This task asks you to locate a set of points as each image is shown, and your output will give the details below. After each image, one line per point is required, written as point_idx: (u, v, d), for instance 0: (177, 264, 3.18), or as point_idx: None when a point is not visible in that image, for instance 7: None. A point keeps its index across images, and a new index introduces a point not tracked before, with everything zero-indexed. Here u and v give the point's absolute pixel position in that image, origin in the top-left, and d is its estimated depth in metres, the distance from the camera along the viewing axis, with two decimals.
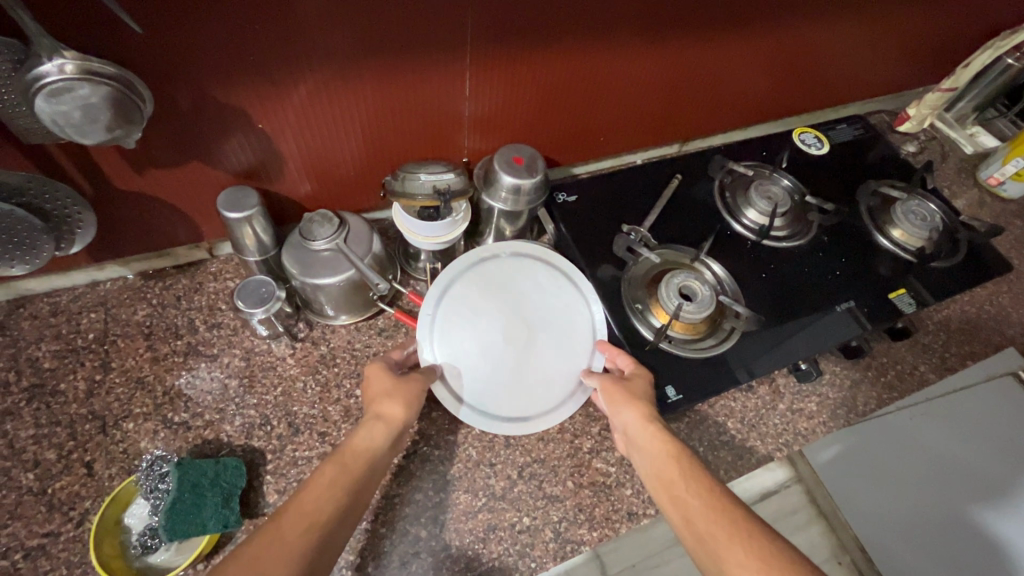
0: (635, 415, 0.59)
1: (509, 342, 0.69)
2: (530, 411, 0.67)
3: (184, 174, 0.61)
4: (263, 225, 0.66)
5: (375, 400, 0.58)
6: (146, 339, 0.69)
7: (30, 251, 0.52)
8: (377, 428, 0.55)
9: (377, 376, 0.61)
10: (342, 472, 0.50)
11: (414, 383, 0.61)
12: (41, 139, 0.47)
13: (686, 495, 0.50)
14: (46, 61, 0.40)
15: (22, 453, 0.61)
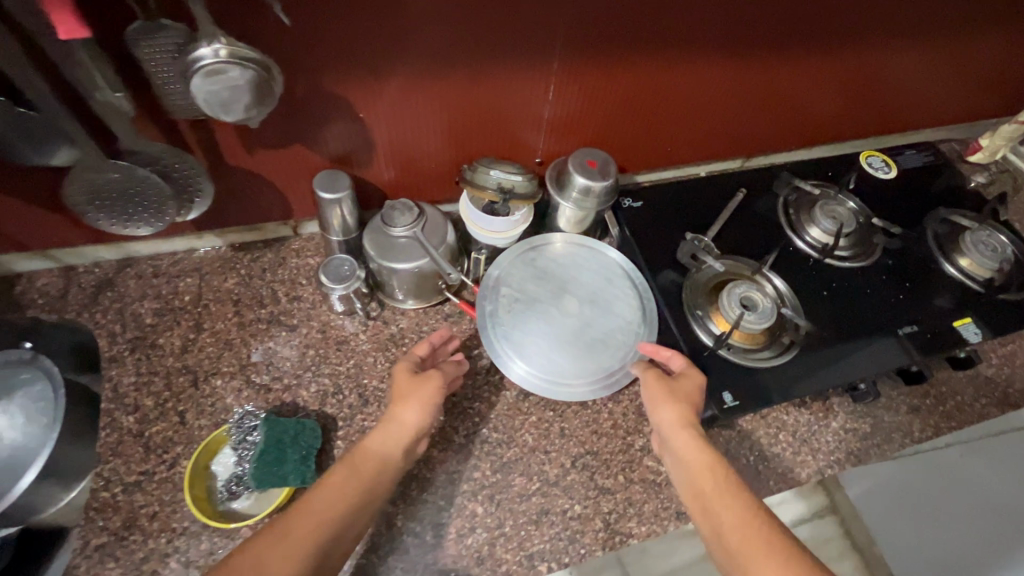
0: (671, 416, 0.61)
1: (562, 319, 0.74)
2: (575, 377, 0.71)
3: (285, 155, 0.67)
4: (350, 208, 0.70)
5: (395, 404, 0.61)
6: (235, 305, 0.75)
7: (157, 214, 0.58)
8: (390, 432, 0.59)
9: (399, 379, 0.63)
10: (354, 475, 0.55)
11: (431, 384, 0.62)
12: (185, 114, 0.52)
13: (717, 508, 0.54)
14: (206, 45, 0.45)
15: (124, 397, 0.67)
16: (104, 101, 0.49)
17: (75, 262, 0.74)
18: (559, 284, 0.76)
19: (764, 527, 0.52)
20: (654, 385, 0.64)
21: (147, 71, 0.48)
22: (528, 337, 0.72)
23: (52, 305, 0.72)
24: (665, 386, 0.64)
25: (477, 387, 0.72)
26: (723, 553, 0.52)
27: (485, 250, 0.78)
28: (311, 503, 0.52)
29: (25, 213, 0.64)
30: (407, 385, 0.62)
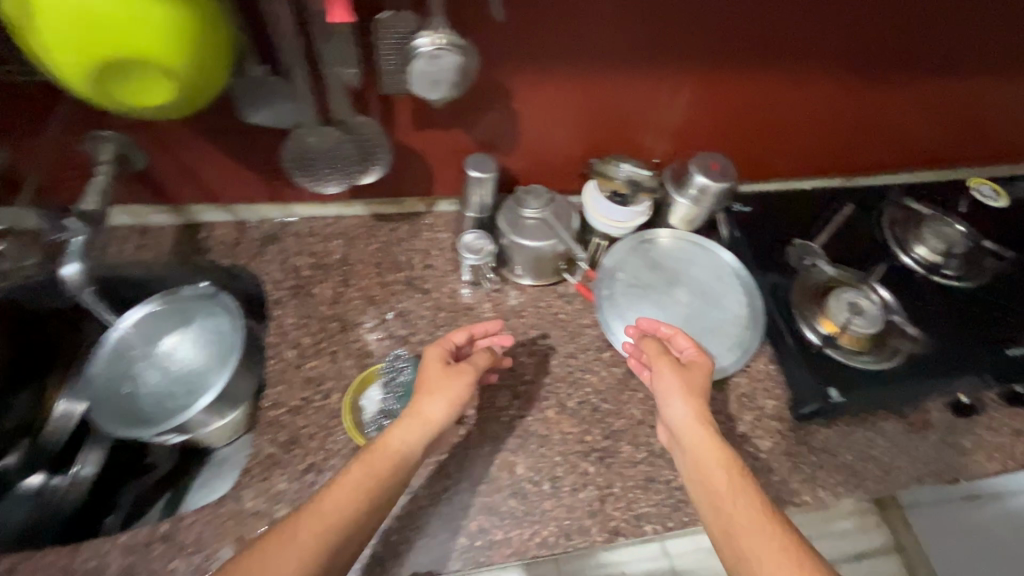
0: (688, 411, 0.62)
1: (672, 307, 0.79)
2: None
3: (443, 137, 0.75)
4: (488, 189, 0.79)
5: (422, 392, 0.63)
6: (376, 266, 0.84)
7: (348, 170, 0.67)
8: (413, 426, 0.60)
9: (431, 368, 0.65)
10: (370, 471, 0.56)
11: (462, 375, 0.64)
12: (392, 91, 0.61)
13: (729, 508, 0.54)
14: (425, 37, 0.54)
15: (285, 335, 0.76)
16: (339, 74, 0.58)
17: (247, 217, 0.85)
18: (670, 276, 0.82)
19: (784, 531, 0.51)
20: (672, 377, 0.64)
21: (378, 51, 0.57)
22: None
23: (227, 251, 0.83)
24: (685, 379, 0.64)
25: (588, 361, 0.78)
26: (731, 551, 0.52)
27: (603, 238, 0.84)
28: (321, 504, 0.52)
29: (226, 168, 0.76)
30: (438, 376, 0.64)
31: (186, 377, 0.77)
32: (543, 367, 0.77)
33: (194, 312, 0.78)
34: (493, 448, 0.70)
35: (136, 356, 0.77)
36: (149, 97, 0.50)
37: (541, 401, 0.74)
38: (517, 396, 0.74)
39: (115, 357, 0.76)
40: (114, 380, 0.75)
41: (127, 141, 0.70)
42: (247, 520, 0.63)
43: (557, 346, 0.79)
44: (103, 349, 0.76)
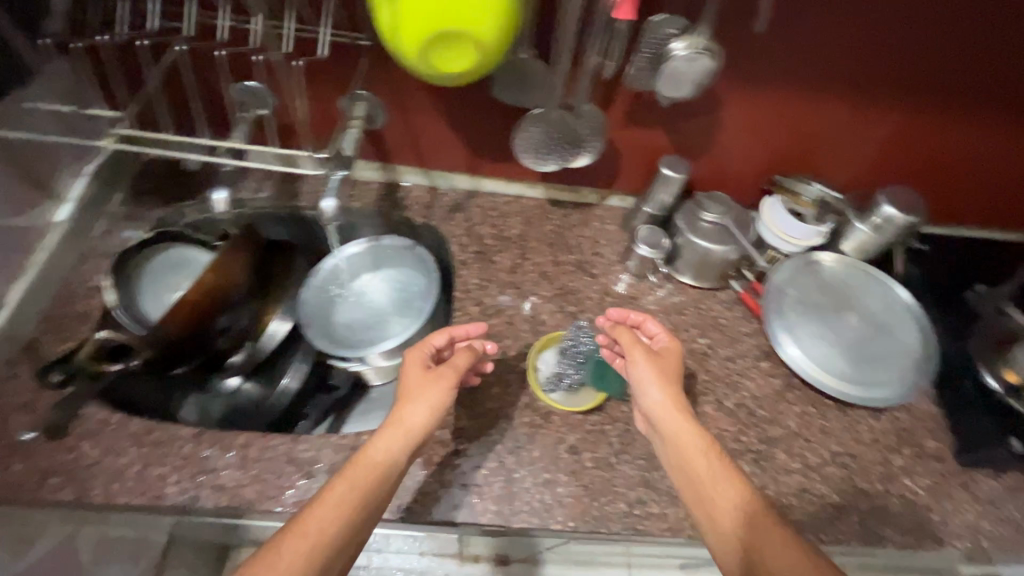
0: (662, 398, 0.65)
1: (842, 330, 0.80)
2: (854, 385, 0.76)
3: (644, 136, 0.81)
4: (672, 190, 0.83)
5: (405, 398, 0.64)
6: (550, 246, 0.91)
7: (568, 152, 0.73)
8: (393, 437, 0.61)
9: (411, 374, 0.66)
10: (351, 485, 0.56)
11: (444, 372, 0.65)
12: (633, 84, 0.67)
13: (723, 505, 0.57)
14: (677, 44, 0.59)
15: (469, 292, 0.84)
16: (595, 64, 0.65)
17: (440, 185, 0.94)
18: (841, 299, 0.82)
19: (796, 540, 0.53)
20: (651, 371, 0.66)
21: (639, 43, 0.63)
22: (809, 339, 0.80)
23: (422, 211, 0.92)
24: (660, 369, 0.67)
25: (747, 368, 0.81)
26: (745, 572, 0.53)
27: (778, 256, 0.86)
28: (312, 516, 0.53)
29: (444, 136, 0.84)
30: (418, 383, 0.65)
31: (378, 315, 0.88)
32: (702, 365, 0.80)
33: (392, 261, 0.89)
34: None
35: (341, 288, 0.89)
36: (453, 65, 0.57)
37: (699, 396, 0.77)
38: None
39: (324, 286, 0.88)
40: (321, 304, 0.87)
41: (376, 103, 0.78)
42: (435, 446, 0.70)
43: (716, 348, 0.82)
44: (316, 278, 0.87)
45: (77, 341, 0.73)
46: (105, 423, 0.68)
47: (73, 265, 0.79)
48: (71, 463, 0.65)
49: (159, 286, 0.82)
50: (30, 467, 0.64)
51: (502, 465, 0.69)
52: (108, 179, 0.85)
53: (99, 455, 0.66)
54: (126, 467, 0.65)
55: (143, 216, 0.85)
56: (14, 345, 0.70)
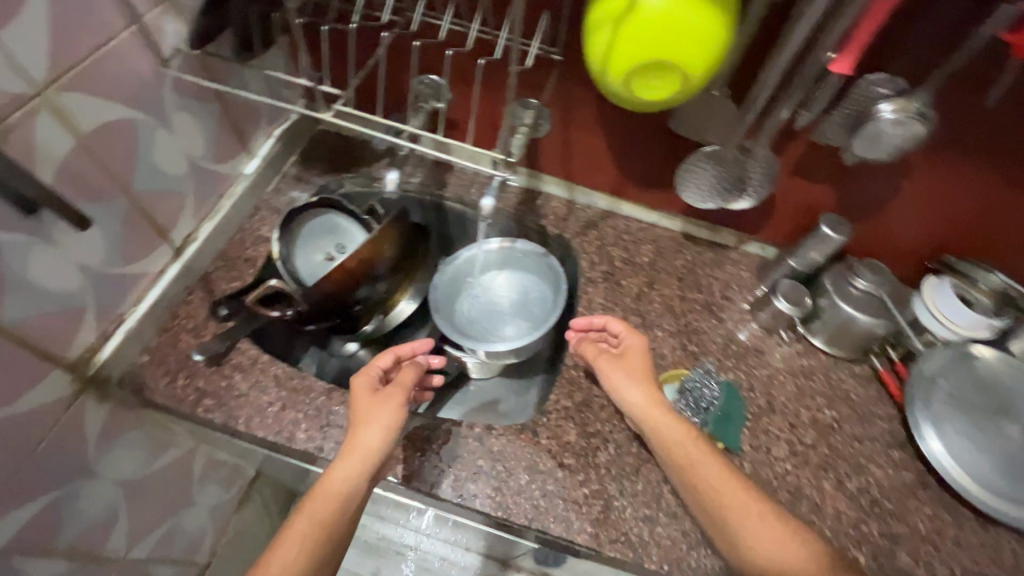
0: (645, 404, 0.69)
1: (999, 435, 0.72)
2: (1003, 499, 0.69)
3: (810, 189, 0.77)
4: (825, 249, 0.79)
5: (358, 424, 0.64)
6: (679, 281, 0.89)
7: (731, 193, 0.72)
8: (354, 466, 0.61)
9: (359, 399, 0.66)
10: (314, 519, 0.58)
11: (393, 396, 0.67)
12: (825, 138, 0.65)
13: (719, 496, 0.61)
14: (885, 105, 0.56)
15: (593, 311, 0.85)
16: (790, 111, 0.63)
17: (578, 200, 0.95)
18: (1001, 400, 0.74)
19: (792, 527, 0.59)
20: (637, 390, 0.70)
21: (844, 98, 0.60)
22: (957, 436, 0.72)
23: (557, 222, 0.93)
24: (641, 383, 0.70)
25: (875, 452, 0.75)
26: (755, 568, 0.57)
27: (937, 342, 0.77)
28: (278, 557, 0.56)
29: (599, 154, 0.85)
30: (369, 407, 0.65)
31: (498, 312, 0.92)
32: (826, 438, 0.75)
33: (522, 264, 0.91)
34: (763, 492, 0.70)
35: (468, 279, 0.93)
36: (654, 92, 0.58)
37: (818, 469, 0.73)
38: (795, 454, 0.74)
39: (455, 274, 0.92)
40: (450, 291, 0.91)
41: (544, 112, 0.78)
42: (540, 454, 0.70)
43: (844, 423, 0.77)
44: (450, 266, 0.91)
45: (241, 282, 0.82)
46: (254, 361, 0.75)
47: (247, 214, 0.88)
48: (222, 390, 0.72)
49: (312, 249, 0.88)
50: (190, 385, 0.72)
51: (603, 489, 0.69)
52: (288, 143, 0.93)
53: (245, 388, 0.73)
54: (265, 405, 0.72)
55: (309, 181, 0.93)
56: (193, 275, 0.79)
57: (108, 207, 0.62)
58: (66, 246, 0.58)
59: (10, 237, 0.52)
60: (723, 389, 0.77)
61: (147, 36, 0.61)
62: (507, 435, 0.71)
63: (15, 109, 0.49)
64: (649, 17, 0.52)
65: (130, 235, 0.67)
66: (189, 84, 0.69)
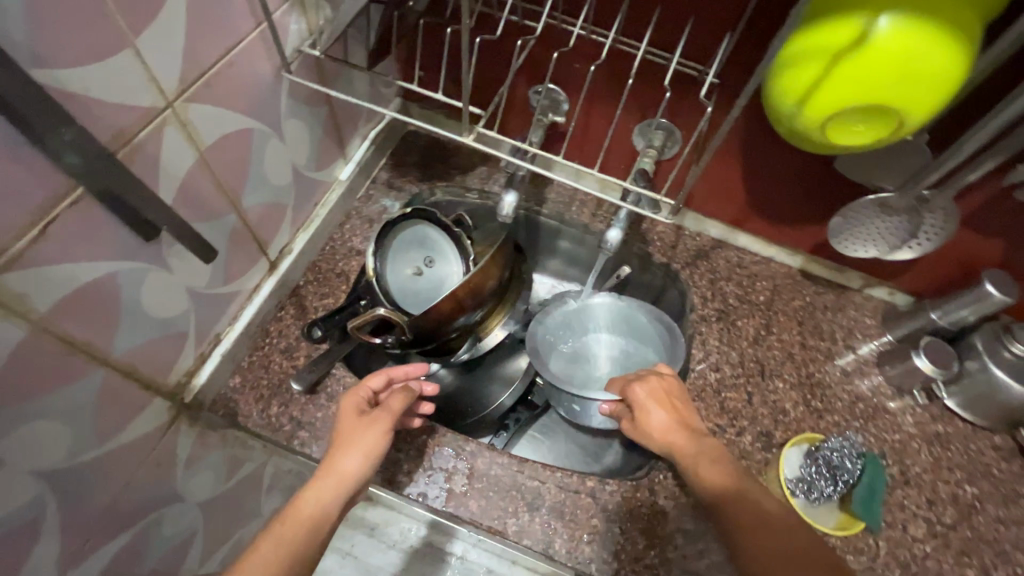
0: (662, 418, 0.63)
1: None
2: None
3: (974, 241, 0.69)
4: (981, 308, 0.71)
5: (337, 446, 0.57)
6: (798, 325, 0.81)
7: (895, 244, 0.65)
8: (329, 488, 0.54)
9: (345, 421, 0.59)
10: (278, 545, 0.49)
11: (382, 419, 0.59)
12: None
13: (747, 504, 0.53)
14: None
15: (707, 353, 0.78)
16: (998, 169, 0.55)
17: (688, 226, 0.87)
18: None
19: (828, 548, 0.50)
20: (664, 415, 0.63)
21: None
22: None
23: (665, 250, 0.86)
24: (668, 406, 0.64)
25: (1023, 539, 0.68)
26: None
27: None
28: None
29: (727, 183, 0.77)
30: (354, 427, 0.58)
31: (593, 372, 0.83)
32: (968, 519, 0.69)
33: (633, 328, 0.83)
34: None
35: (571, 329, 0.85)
36: (851, 138, 0.51)
37: (961, 555, 0.66)
38: (935, 535, 0.67)
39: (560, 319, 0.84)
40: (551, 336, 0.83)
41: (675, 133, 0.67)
42: (658, 517, 0.65)
43: (985, 502, 0.70)
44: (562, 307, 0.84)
45: (333, 299, 0.76)
46: (351, 391, 0.69)
47: (338, 222, 0.82)
48: (317, 421, 0.68)
49: (401, 262, 0.80)
50: (285, 413, 0.68)
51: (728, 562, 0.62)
52: (380, 146, 0.86)
53: None
54: None
55: (400, 188, 0.87)
56: (285, 289, 0.74)
57: (217, 224, 0.57)
58: (177, 269, 0.53)
59: (130, 263, 0.47)
60: (864, 463, 0.67)
61: (272, 37, 0.54)
62: (623, 493, 0.66)
63: (145, 125, 0.43)
64: (878, 48, 0.44)
65: (233, 253, 0.62)
66: (301, 88, 0.62)
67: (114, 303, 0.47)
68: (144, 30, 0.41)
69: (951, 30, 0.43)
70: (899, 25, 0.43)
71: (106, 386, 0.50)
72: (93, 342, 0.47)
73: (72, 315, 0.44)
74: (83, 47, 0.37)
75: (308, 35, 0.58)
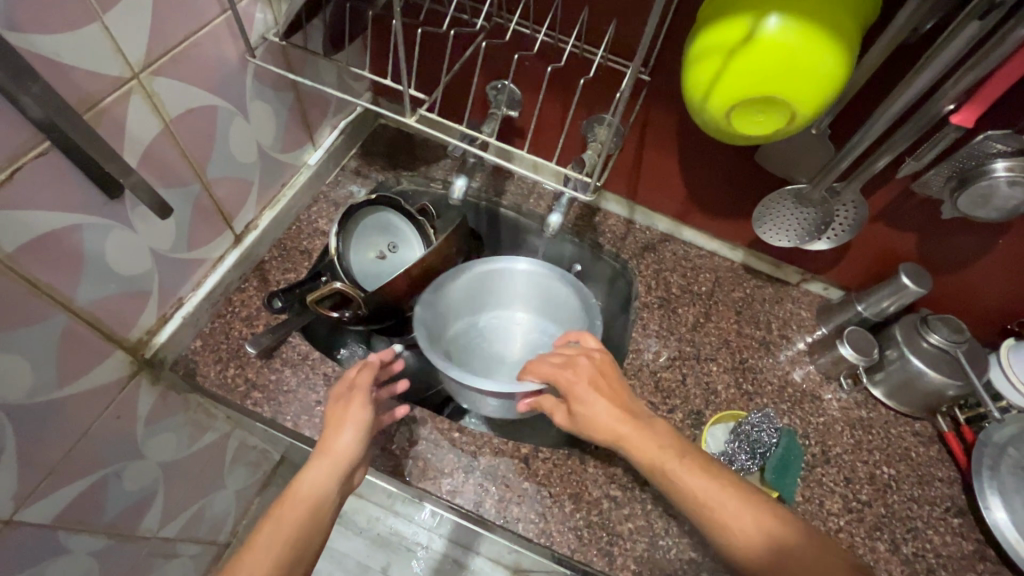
0: (703, 487, 0.54)
1: None
2: None
3: (891, 236, 0.74)
4: (901, 300, 0.76)
5: (329, 431, 0.61)
6: (737, 314, 0.86)
7: (810, 232, 0.70)
8: (324, 466, 0.58)
9: (332, 408, 0.64)
10: (283, 523, 0.54)
11: (359, 404, 0.63)
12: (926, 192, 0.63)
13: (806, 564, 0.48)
14: (1003, 163, 0.54)
15: (647, 337, 0.83)
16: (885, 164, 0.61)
17: (638, 220, 0.92)
18: None
19: None
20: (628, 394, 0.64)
21: (956, 150, 0.57)
22: None
23: (614, 241, 0.91)
24: (598, 390, 0.63)
25: (933, 517, 0.72)
26: None
27: (1014, 409, 0.74)
28: (242, 563, 0.50)
29: (668, 176, 0.83)
30: (339, 412, 0.62)
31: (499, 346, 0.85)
32: (882, 497, 0.73)
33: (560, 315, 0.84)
34: None
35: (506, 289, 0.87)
36: (756, 128, 0.56)
37: (872, 529, 0.70)
38: (849, 510, 0.71)
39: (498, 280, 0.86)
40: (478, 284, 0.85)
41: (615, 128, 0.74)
42: (587, 483, 0.69)
43: (901, 482, 0.74)
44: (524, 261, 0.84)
45: (295, 274, 0.81)
46: (305, 357, 0.74)
47: (305, 204, 0.87)
48: (271, 383, 0.72)
49: (365, 246, 0.85)
50: (241, 375, 0.72)
51: (649, 526, 0.66)
52: (350, 135, 0.92)
53: (295, 383, 0.72)
54: (314, 403, 0.71)
55: (367, 175, 0.92)
56: (249, 263, 0.79)
57: (181, 192, 0.62)
58: (141, 229, 0.58)
59: (94, 218, 0.52)
60: (781, 437, 0.72)
61: (237, 24, 0.60)
62: (554, 461, 0.70)
63: (111, 92, 0.49)
64: (765, 44, 0.50)
65: (198, 222, 0.67)
66: (268, 73, 0.68)
67: (77, 255, 0.52)
68: (112, 8, 0.46)
69: (829, 32, 0.49)
70: (783, 25, 0.49)
71: (69, 330, 0.54)
72: (57, 288, 0.52)
73: (36, 259, 0.49)
74: (55, 17, 0.43)
75: (273, 24, 0.65)
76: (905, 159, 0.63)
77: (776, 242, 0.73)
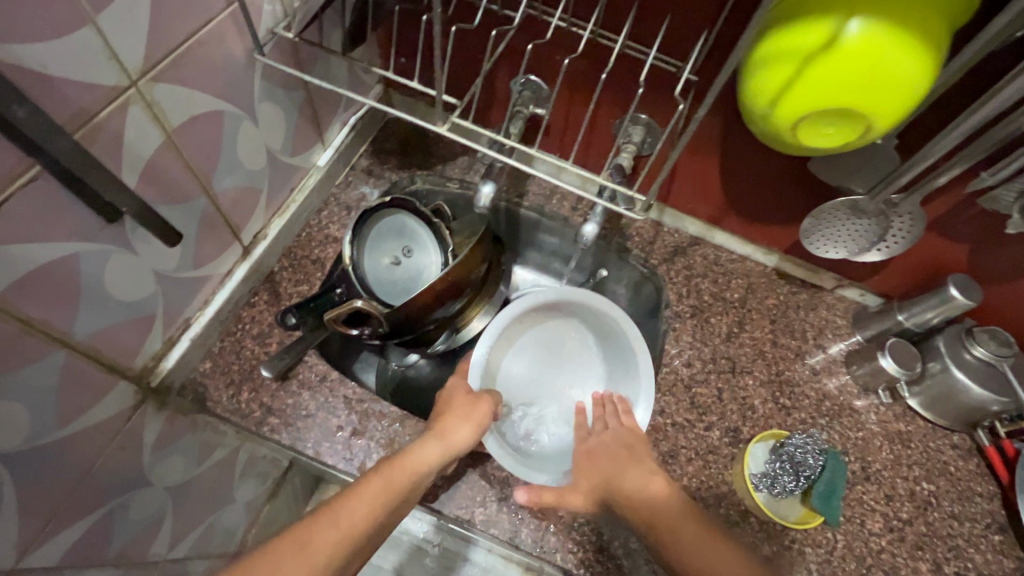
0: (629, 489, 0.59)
1: None
2: None
3: (941, 245, 0.70)
4: (943, 312, 0.73)
5: (449, 415, 0.62)
6: (771, 323, 0.82)
7: (869, 244, 0.67)
8: (436, 445, 0.58)
9: (454, 399, 0.65)
10: (388, 483, 0.51)
11: (481, 403, 0.65)
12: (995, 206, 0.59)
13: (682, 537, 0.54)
14: None
15: (680, 349, 0.79)
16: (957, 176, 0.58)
17: (666, 222, 0.88)
18: None
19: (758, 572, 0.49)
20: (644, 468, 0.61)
21: None
22: None
23: (643, 246, 0.86)
24: (623, 463, 0.62)
25: (974, 534, 0.71)
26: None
27: None
28: (336, 513, 0.46)
29: (705, 179, 0.78)
30: (460, 405, 0.64)
31: (548, 354, 0.83)
32: (923, 515, 0.71)
33: (619, 350, 0.79)
34: (856, 570, 0.67)
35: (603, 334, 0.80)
36: (823, 138, 0.51)
37: (914, 548, 0.69)
38: (891, 529, 0.70)
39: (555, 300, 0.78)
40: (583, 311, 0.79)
41: (655, 130, 0.69)
42: None
43: (941, 499, 0.72)
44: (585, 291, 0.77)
45: (308, 286, 0.76)
46: (323, 378, 0.72)
47: (315, 209, 0.81)
48: (288, 408, 0.70)
49: (379, 252, 0.78)
50: (255, 400, 0.70)
51: None
52: (361, 132, 0.85)
53: (313, 407, 0.70)
54: (335, 428, 0.69)
55: (380, 176, 0.86)
56: (259, 275, 0.73)
57: (185, 208, 0.56)
58: (143, 253, 0.53)
59: (89, 245, 0.46)
60: (825, 459, 0.69)
61: (245, 18, 0.53)
62: None
63: (106, 105, 0.43)
64: (846, 49, 0.44)
65: (204, 238, 0.61)
66: (277, 71, 0.61)
67: (73, 285, 0.47)
68: (104, 8, 0.40)
69: (921, 37, 0.44)
70: (869, 28, 0.43)
71: (67, 367, 0.49)
72: (52, 323, 0.46)
73: (30, 296, 0.43)
74: (42, 22, 0.36)
75: (283, 16, 0.58)
76: (974, 172, 0.59)
77: (828, 255, 0.71)
